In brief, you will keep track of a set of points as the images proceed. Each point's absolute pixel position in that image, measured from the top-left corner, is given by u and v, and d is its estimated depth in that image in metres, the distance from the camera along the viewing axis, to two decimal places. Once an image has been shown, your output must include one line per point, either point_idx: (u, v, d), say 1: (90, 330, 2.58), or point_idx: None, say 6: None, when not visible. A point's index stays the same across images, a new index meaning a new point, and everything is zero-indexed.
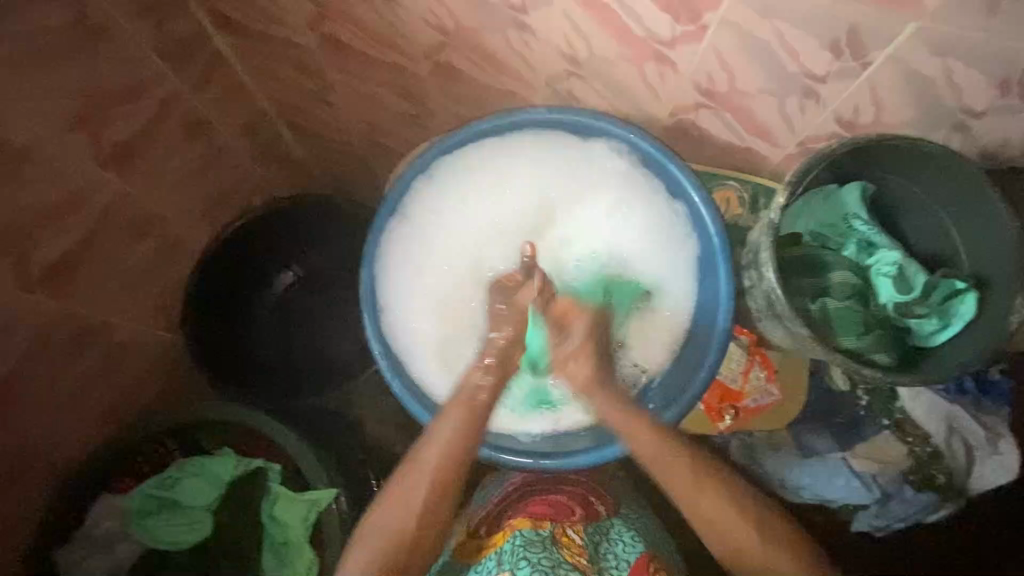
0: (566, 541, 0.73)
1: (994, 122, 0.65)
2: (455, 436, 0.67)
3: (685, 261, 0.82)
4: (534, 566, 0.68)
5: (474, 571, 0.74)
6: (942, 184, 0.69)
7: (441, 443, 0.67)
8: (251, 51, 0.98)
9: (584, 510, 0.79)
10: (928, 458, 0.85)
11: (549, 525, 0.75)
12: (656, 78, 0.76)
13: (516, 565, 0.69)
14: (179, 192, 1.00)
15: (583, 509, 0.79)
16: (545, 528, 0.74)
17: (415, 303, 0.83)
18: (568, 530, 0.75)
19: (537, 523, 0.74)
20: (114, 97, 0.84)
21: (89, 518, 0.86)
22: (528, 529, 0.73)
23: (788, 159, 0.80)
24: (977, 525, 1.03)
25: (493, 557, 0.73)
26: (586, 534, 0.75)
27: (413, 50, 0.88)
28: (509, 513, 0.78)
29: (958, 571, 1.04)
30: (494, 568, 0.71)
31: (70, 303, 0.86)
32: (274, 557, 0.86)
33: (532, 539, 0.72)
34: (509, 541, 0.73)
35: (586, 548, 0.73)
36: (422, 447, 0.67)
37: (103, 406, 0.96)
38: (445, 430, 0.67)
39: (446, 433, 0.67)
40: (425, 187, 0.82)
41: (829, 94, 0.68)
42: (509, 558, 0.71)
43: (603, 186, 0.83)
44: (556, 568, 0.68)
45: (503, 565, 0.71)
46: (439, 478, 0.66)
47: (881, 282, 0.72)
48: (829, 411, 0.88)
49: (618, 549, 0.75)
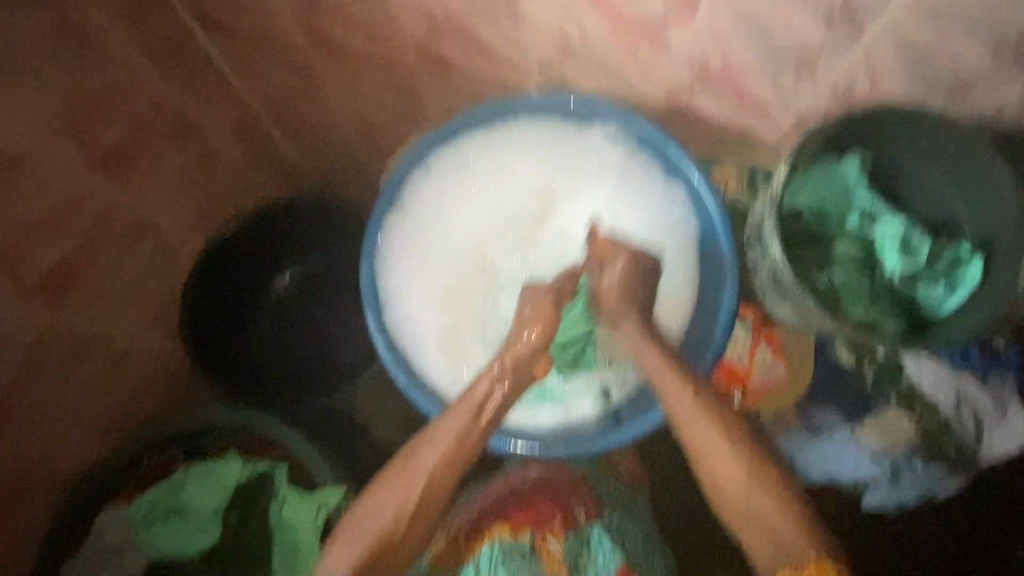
0: (545, 553, 0.77)
1: (993, 87, 0.64)
2: (458, 437, 0.68)
3: (687, 242, 0.81)
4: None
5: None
6: (940, 151, 0.69)
7: (444, 445, 0.67)
8: (241, 52, 0.98)
9: (564, 517, 0.80)
10: (938, 430, 0.85)
11: (528, 534, 0.78)
12: (650, 59, 0.75)
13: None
14: (173, 197, 1.00)
15: (562, 517, 0.80)
16: (525, 538, 0.78)
17: (417, 298, 0.83)
18: (547, 540, 0.78)
19: (517, 532, 0.78)
20: (99, 102, 0.84)
21: (97, 528, 0.86)
22: (508, 541, 0.77)
23: (786, 137, 0.79)
24: (986, 502, 1.02)
25: (472, 564, 0.77)
26: (566, 543, 0.77)
27: (405, 43, 0.88)
28: (489, 521, 0.80)
29: (967, 547, 1.04)
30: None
31: (65, 312, 0.86)
32: (283, 559, 0.85)
33: (511, 552, 0.76)
34: (488, 551, 0.77)
35: (565, 558, 0.77)
36: (424, 446, 0.68)
37: (107, 414, 0.97)
38: (450, 429, 0.68)
39: (452, 436, 0.68)
40: (423, 180, 0.83)
41: (825, 67, 0.67)
42: (487, 567, 0.76)
43: (602, 170, 0.83)
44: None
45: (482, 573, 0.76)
46: (437, 478, 0.67)
47: (887, 252, 0.71)
48: (837, 387, 0.87)
49: (597, 560, 0.77)
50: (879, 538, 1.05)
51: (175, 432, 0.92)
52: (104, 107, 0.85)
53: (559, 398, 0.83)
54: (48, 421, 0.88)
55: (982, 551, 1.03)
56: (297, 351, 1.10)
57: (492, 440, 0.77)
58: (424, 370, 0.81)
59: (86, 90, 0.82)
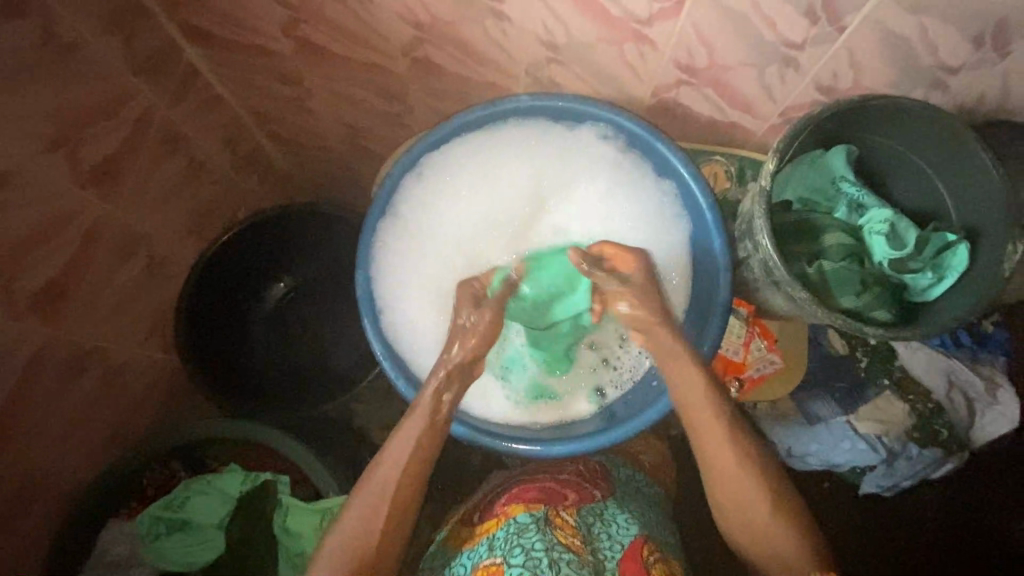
0: (559, 522, 0.72)
1: (973, 76, 0.66)
2: (424, 431, 0.68)
3: (679, 237, 0.82)
4: (527, 553, 0.66)
5: (465, 556, 0.73)
6: (921, 139, 0.70)
7: (413, 439, 0.67)
8: (227, 62, 0.98)
9: (578, 494, 0.78)
10: (930, 413, 0.86)
11: (542, 508, 0.73)
12: (636, 57, 0.76)
13: (509, 552, 0.67)
14: (163, 209, 1.00)
15: (576, 494, 0.78)
16: (538, 510, 0.73)
17: (413, 301, 0.83)
18: (562, 512, 0.73)
19: (530, 506, 0.73)
20: (85, 117, 0.84)
21: (99, 545, 0.85)
22: (521, 516, 0.72)
23: (771, 130, 0.80)
24: (979, 479, 1.05)
25: (485, 542, 0.72)
26: (578, 516, 0.74)
27: (391, 48, 0.88)
28: (502, 501, 0.77)
29: (965, 528, 1.05)
30: (485, 552, 0.70)
31: (60, 329, 0.86)
32: (290, 567, 0.85)
33: (525, 524, 0.70)
34: (503, 528, 0.71)
35: (579, 529, 0.72)
36: (393, 445, 0.67)
37: (105, 431, 0.97)
38: (415, 426, 0.67)
39: (416, 435, 0.67)
40: (415, 184, 0.82)
41: (809, 61, 0.68)
42: (501, 545, 0.69)
43: (592, 170, 0.83)
44: (549, 551, 0.66)
45: (494, 549, 0.70)
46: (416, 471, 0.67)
47: (875, 241, 0.72)
48: (830, 374, 0.89)
49: (612, 531, 0.72)
50: (878, 519, 1.07)
51: (168, 445, 0.90)
52: (91, 122, 0.85)
53: (555, 397, 0.83)
54: (44, 440, 0.87)
55: (978, 530, 1.05)
56: (294, 355, 1.10)
57: (453, 427, 0.76)
58: (422, 373, 0.81)
59: (73, 106, 0.82)
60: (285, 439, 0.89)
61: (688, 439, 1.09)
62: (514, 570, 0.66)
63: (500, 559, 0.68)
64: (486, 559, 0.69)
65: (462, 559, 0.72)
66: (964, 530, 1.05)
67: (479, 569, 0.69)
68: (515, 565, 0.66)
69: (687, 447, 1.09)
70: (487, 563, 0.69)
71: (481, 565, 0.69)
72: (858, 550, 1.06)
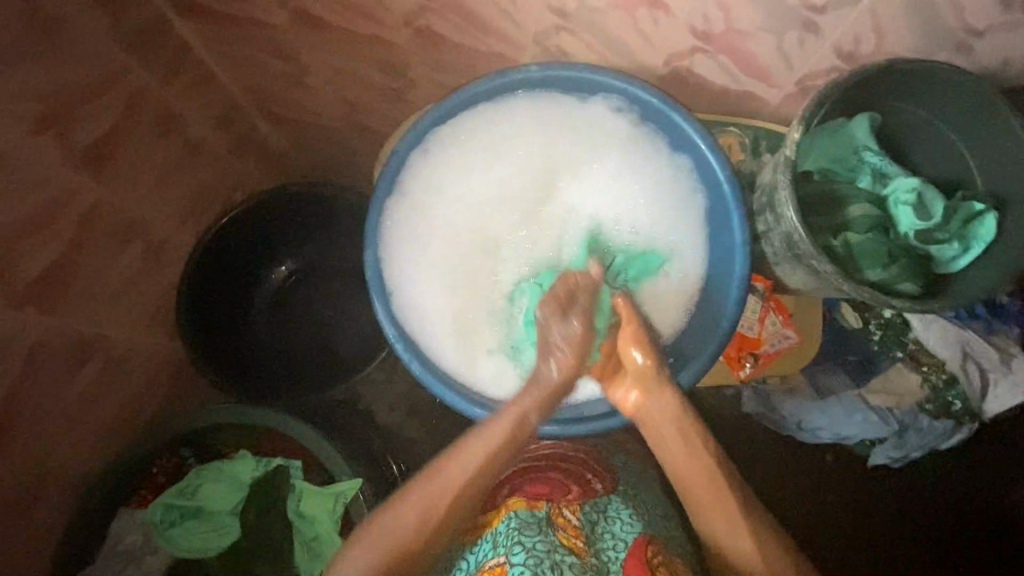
0: (561, 521, 0.73)
1: (998, 39, 0.65)
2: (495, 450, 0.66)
3: (695, 212, 0.79)
4: (528, 551, 0.67)
5: (470, 553, 0.73)
6: (946, 103, 0.67)
7: (471, 463, 0.66)
8: (220, 36, 0.94)
9: (581, 489, 0.79)
10: (943, 386, 0.87)
11: (544, 506, 0.74)
12: (649, 23, 0.73)
13: (511, 550, 0.68)
14: (159, 191, 0.96)
15: (580, 488, 0.79)
16: (540, 509, 0.73)
17: (420, 282, 0.80)
18: (564, 511, 0.74)
19: (532, 503, 0.73)
20: (73, 96, 0.80)
21: (112, 535, 0.83)
22: (523, 511, 0.72)
23: (788, 99, 0.78)
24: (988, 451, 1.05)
25: (489, 539, 0.73)
26: (583, 514, 0.75)
27: (391, 18, 0.85)
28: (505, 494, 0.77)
29: (973, 500, 1.06)
30: (489, 551, 0.71)
31: (61, 318, 0.83)
32: (307, 552, 0.84)
33: (526, 522, 0.70)
34: (504, 523, 0.72)
35: (583, 529, 0.73)
36: (449, 460, 0.66)
37: (114, 421, 0.94)
38: (477, 449, 0.66)
39: (479, 454, 0.66)
40: (421, 161, 0.80)
41: (830, 25, 0.66)
42: (504, 541, 0.70)
43: (605, 143, 0.81)
44: (552, 551, 0.68)
45: (498, 547, 0.70)
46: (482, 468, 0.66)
47: (902, 211, 0.70)
48: (842, 348, 0.90)
49: (616, 529, 0.73)
50: (886, 491, 1.07)
51: (171, 434, 0.85)
52: (81, 101, 0.82)
53: None
54: (53, 431, 0.85)
55: (987, 502, 1.06)
56: (299, 340, 1.08)
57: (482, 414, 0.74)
58: (435, 357, 0.79)
59: (63, 85, 0.79)
60: (288, 422, 0.86)
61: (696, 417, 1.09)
62: (517, 568, 0.67)
63: (503, 558, 0.68)
64: (491, 559, 0.70)
65: (467, 554, 0.74)
66: (973, 504, 1.06)
67: (484, 570, 0.70)
68: (517, 563, 0.67)
69: None
70: (492, 563, 0.69)
71: (486, 564, 0.70)
72: (863, 521, 1.08)
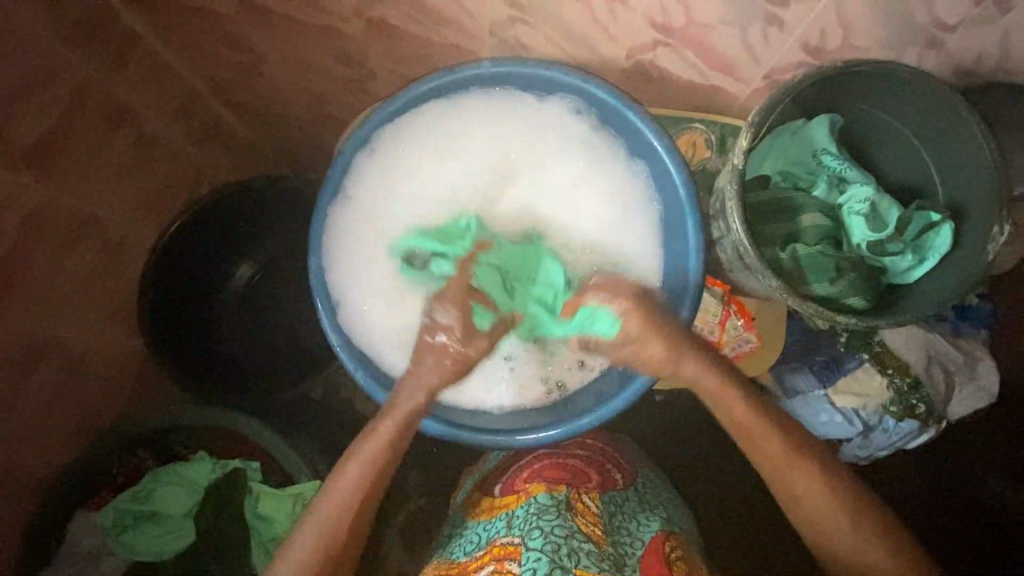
0: (580, 508, 0.71)
1: (971, 35, 0.61)
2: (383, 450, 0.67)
3: (653, 214, 0.77)
4: (546, 536, 0.65)
5: (481, 528, 0.72)
6: (911, 107, 0.65)
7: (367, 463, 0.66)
8: (171, 25, 0.90)
9: (600, 478, 0.77)
10: (909, 388, 0.84)
11: (564, 490, 0.72)
12: (607, 16, 0.70)
13: (527, 534, 0.66)
14: (111, 187, 0.94)
15: (598, 477, 0.77)
16: (560, 493, 0.71)
17: (369, 287, 0.79)
18: (583, 497, 0.72)
19: (551, 488, 0.71)
20: (14, 92, 0.77)
21: (70, 535, 0.84)
22: (542, 496, 0.70)
23: (754, 93, 0.74)
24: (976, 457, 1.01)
25: (503, 518, 0.71)
26: (600, 503, 0.73)
27: (343, 9, 0.81)
28: (524, 478, 0.75)
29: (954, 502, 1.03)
30: (503, 529, 0.69)
31: (10, 320, 0.82)
32: (263, 552, 0.86)
33: (546, 506, 0.68)
34: (523, 507, 0.70)
35: (601, 517, 0.71)
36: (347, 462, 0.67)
37: (75, 421, 0.94)
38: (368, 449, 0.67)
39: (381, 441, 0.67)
40: (369, 161, 0.77)
41: (793, 19, 0.63)
42: (520, 524, 0.67)
43: (561, 142, 0.78)
44: (569, 538, 0.65)
45: (513, 528, 0.68)
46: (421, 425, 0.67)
47: (854, 221, 0.68)
48: (808, 349, 0.87)
49: (633, 528, 0.72)
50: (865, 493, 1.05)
51: (134, 435, 0.87)
52: (23, 96, 0.79)
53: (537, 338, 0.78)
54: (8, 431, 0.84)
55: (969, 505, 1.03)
56: (269, 334, 1.08)
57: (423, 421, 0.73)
58: (381, 363, 0.78)
59: (7, 81, 0.76)
60: (250, 425, 0.87)
61: (668, 414, 1.07)
62: (532, 553, 0.64)
63: (518, 540, 0.66)
64: (503, 537, 0.68)
65: (479, 529, 0.72)
66: (954, 508, 1.03)
67: (496, 545, 0.68)
68: (533, 548, 0.64)
69: (666, 426, 1.07)
70: (505, 541, 0.67)
71: (499, 541, 0.68)
72: None
